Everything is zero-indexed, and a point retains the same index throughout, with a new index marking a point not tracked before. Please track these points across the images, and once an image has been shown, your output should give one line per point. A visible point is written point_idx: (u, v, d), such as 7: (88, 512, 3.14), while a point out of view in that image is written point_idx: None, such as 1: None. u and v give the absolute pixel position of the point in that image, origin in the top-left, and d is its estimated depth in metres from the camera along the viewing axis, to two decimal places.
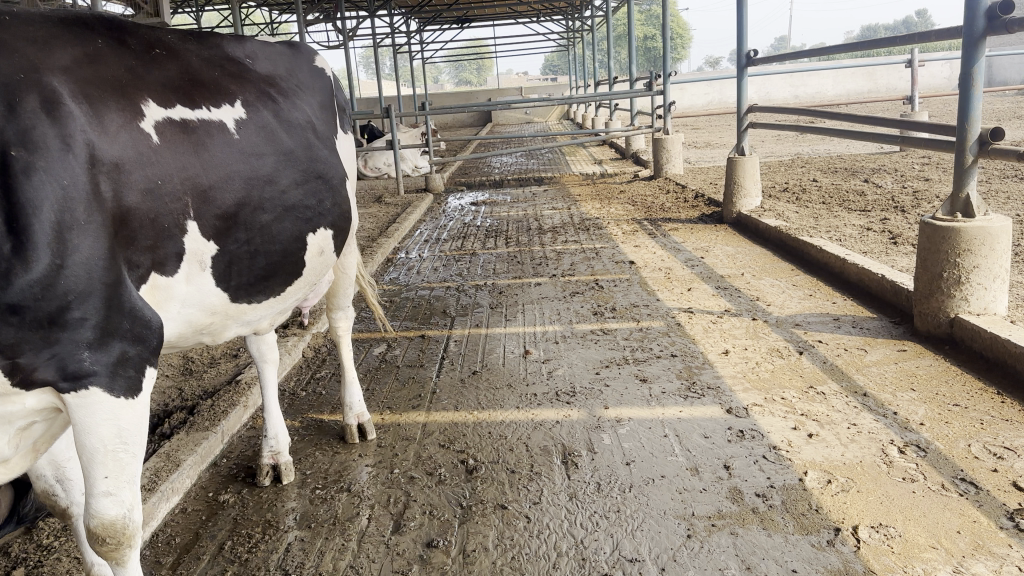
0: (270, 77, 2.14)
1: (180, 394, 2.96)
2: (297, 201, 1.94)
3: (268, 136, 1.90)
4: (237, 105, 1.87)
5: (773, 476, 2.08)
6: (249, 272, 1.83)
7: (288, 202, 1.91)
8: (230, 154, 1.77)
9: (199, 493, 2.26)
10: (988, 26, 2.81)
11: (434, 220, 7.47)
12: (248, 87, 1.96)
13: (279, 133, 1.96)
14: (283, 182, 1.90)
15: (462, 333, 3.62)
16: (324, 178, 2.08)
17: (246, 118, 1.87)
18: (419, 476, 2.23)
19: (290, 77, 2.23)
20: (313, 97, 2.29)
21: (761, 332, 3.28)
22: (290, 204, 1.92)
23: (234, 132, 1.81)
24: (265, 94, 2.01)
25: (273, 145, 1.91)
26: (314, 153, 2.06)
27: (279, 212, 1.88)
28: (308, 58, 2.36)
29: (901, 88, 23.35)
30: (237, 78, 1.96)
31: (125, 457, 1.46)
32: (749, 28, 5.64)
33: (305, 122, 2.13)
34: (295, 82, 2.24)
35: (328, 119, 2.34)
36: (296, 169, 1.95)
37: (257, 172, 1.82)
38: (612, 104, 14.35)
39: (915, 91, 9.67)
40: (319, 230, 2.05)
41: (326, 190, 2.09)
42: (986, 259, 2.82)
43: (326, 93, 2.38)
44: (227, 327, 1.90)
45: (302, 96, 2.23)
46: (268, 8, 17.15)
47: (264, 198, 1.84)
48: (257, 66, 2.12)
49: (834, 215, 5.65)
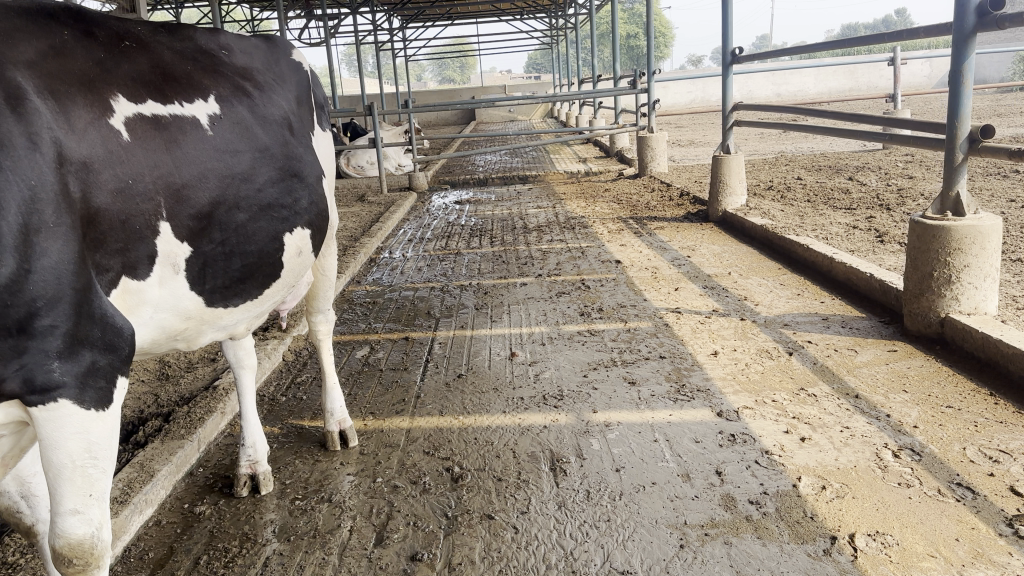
0: (246, 70, 2.06)
1: (154, 400, 2.88)
2: (274, 200, 1.87)
3: (243, 132, 1.83)
4: (211, 100, 1.79)
5: (767, 482, 2.03)
6: (225, 274, 1.75)
7: (265, 201, 1.84)
8: (203, 151, 1.69)
9: (174, 505, 2.18)
10: (978, 23, 2.77)
11: (418, 219, 7.39)
12: (222, 81, 1.88)
13: (254, 129, 1.88)
14: (260, 180, 1.83)
15: (447, 335, 3.56)
16: (301, 176, 2.00)
17: (221, 113, 1.79)
18: (403, 485, 2.16)
19: (267, 71, 2.14)
20: (291, 92, 2.21)
21: (750, 333, 3.24)
22: (266, 203, 1.84)
23: (207, 129, 1.73)
24: (240, 89, 1.93)
25: (248, 141, 1.83)
26: (291, 150, 1.98)
27: (255, 211, 1.80)
28: (285, 52, 2.28)
29: (882, 86, 23.50)
30: (211, 72, 1.88)
31: (95, 473, 1.38)
32: (734, 25, 5.60)
33: (282, 118, 2.05)
34: (272, 76, 2.16)
35: (306, 115, 2.26)
36: (272, 167, 1.88)
37: (231, 170, 1.74)
38: (596, 102, 14.31)
39: (897, 89, 9.70)
40: (297, 230, 1.97)
41: (303, 188, 2.02)
42: (976, 258, 2.79)
43: (304, 88, 2.31)
44: (202, 333, 1.82)
45: (279, 90, 2.15)
46: (249, 4, 16.98)
47: (240, 197, 1.76)
48: (232, 59, 2.04)
49: (820, 213, 5.63)
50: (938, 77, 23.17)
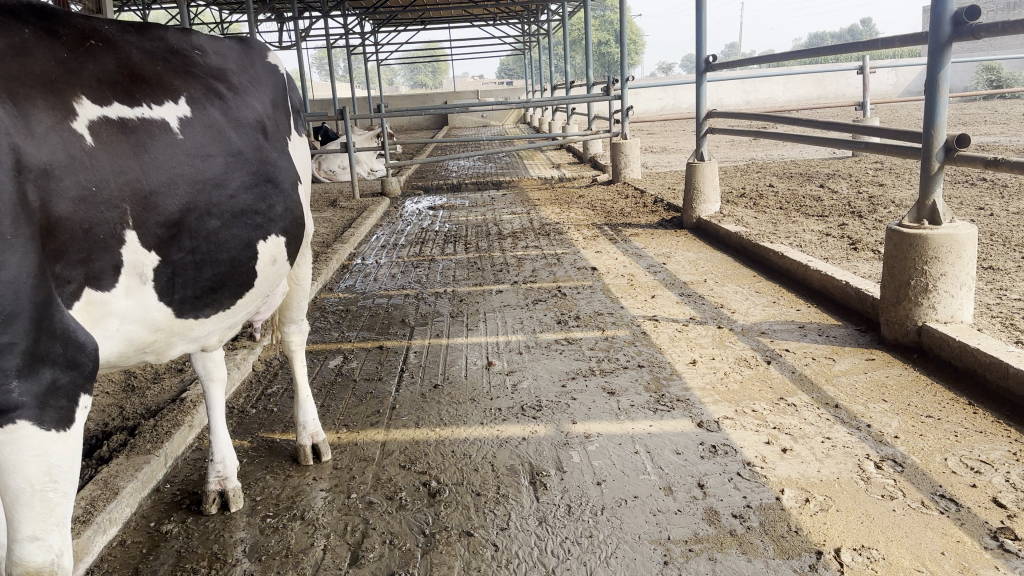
0: (220, 72, 1.98)
1: (119, 413, 2.79)
2: (247, 207, 1.80)
3: (214, 136, 1.76)
4: (182, 102, 1.72)
5: (750, 495, 2.00)
6: (195, 284, 1.68)
7: (237, 208, 1.76)
8: (173, 155, 1.62)
9: (139, 523, 2.10)
10: (954, 32, 2.78)
11: (391, 224, 7.32)
12: (193, 83, 1.81)
13: (227, 133, 1.81)
14: (233, 186, 1.76)
15: (422, 344, 3.50)
16: (275, 182, 1.93)
17: (192, 116, 1.73)
18: (378, 501, 2.10)
19: (241, 73, 2.07)
20: (266, 94, 2.14)
21: (728, 341, 3.22)
22: (239, 210, 1.77)
23: (177, 132, 1.66)
24: (213, 91, 1.86)
25: (220, 146, 1.76)
26: (264, 155, 1.92)
27: (227, 218, 1.73)
28: (260, 54, 2.21)
29: (850, 94, 23.85)
30: (181, 74, 1.81)
31: (55, 497, 1.31)
32: (708, 32, 5.61)
33: (257, 121, 1.98)
34: (247, 78, 2.09)
35: (281, 118, 2.19)
36: (246, 172, 1.81)
37: (203, 176, 1.68)
38: (568, 108, 14.32)
39: (866, 97, 9.82)
40: (272, 237, 1.90)
41: (278, 194, 1.95)
42: (952, 267, 2.80)
43: (280, 92, 2.24)
44: (171, 345, 1.75)
45: (254, 92, 2.08)
46: (218, 7, 16.78)
47: (211, 203, 1.69)
48: (205, 60, 1.97)
49: (793, 220, 5.66)
50: (903, 85, 23.59)
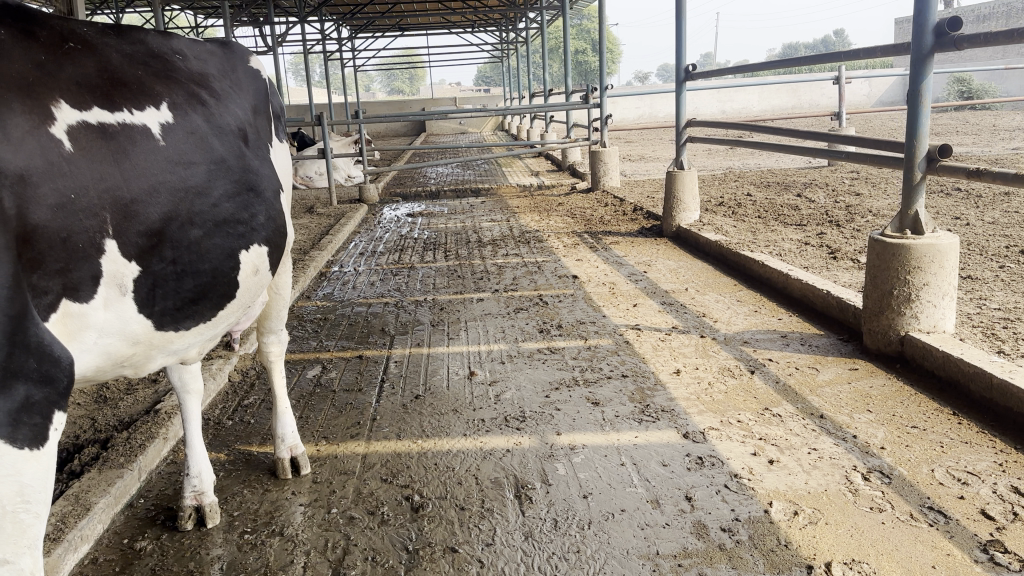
0: (201, 76, 1.93)
1: (91, 425, 2.71)
2: (229, 216, 1.74)
3: (197, 143, 1.70)
4: (164, 107, 1.67)
5: (738, 507, 1.98)
6: (177, 295, 1.63)
7: (220, 217, 1.71)
8: (154, 162, 1.56)
9: (113, 541, 2.03)
10: (936, 43, 2.80)
11: (369, 232, 7.25)
12: (175, 88, 1.75)
13: (210, 139, 1.76)
14: (215, 195, 1.70)
15: (402, 353, 3.45)
16: (257, 191, 1.88)
17: (174, 122, 1.67)
18: (360, 515, 2.05)
19: (222, 78, 2.02)
20: (247, 100, 2.09)
21: (711, 350, 3.21)
22: (221, 219, 1.72)
23: (159, 138, 1.60)
24: (194, 96, 1.81)
25: (203, 152, 1.71)
26: (246, 163, 1.86)
27: (209, 228, 1.68)
28: (241, 60, 2.16)
29: (824, 104, 24.14)
30: (162, 78, 1.75)
31: (28, 518, 1.25)
32: (687, 41, 5.63)
33: (238, 128, 1.93)
34: (228, 83, 2.03)
35: (262, 125, 2.14)
36: (229, 180, 1.76)
37: (185, 184, 1.62)
38: (546, 116, 14.33)
39: (841, 107, 9.91)
40: (254, 247, 1.85)
41: (261, 203, 1.90)
42: (935, 277, 2.81)
43: (261, 98, 2.18)
44: (150, 358, 1.69)
45: (235, 98, 2.03)
46: (193, 11, 16.61)
47: (194, 212, 1.64)
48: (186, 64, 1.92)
49: (772, 229, 5.68)
50: (876, 96, 23.93)
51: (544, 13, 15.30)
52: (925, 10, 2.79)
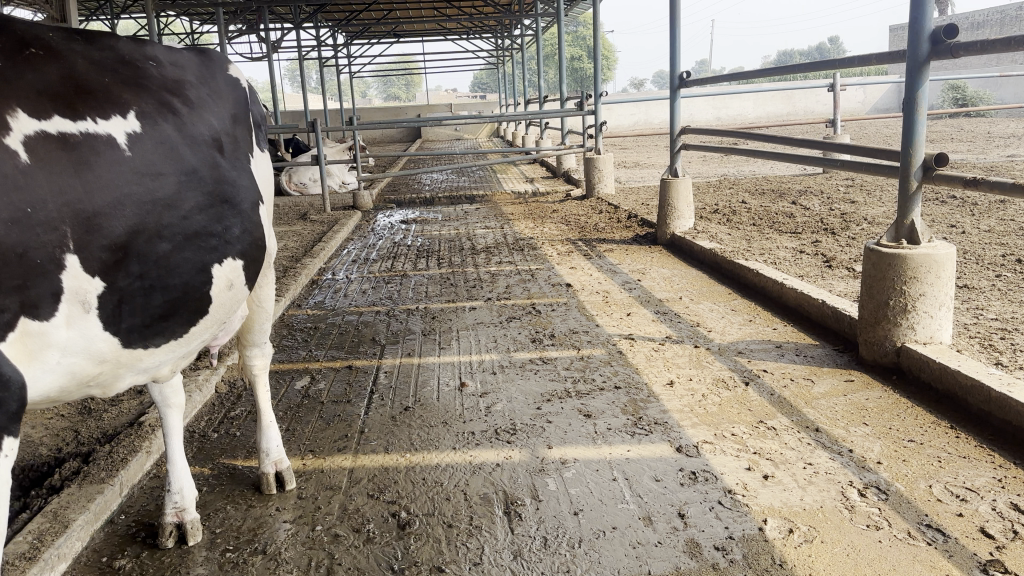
0: (179, 83, 1.88)
1: (74, 438, 2.65)
2: (202, 228, 1.69)
3: (167, 153, 1.65)
4: (131, 117, 1.62)
5: (732, 525, 1.93)
6: (145, 311, 1.59)
7: (191, 230, 1.66)
8: (118, 174, 1.52)
9: (91, 559, 1.97)
10: (931, 51, 2.77)
11: (362, 239, 7.20)
12: (145, 96, 1.71)
13: (181, 149, 1.71)
14: (186, 207, 1.66)
15: (393, 363, 3.40)
16: (234, 202, 1.83)
17: (142, 131, 1.62)
18: (345, 533, 2.00)
19: (203, 84, 1.97)
20: (230, 107, 2.04)
21: (705, 361, 3.16)
22: (193, 232, 1.67)
23: (125, 148, 1.56)
24: (165, 105, 1.75)
25: (172, 163, 1.66)
26: (223, 173, 1.81)
27: (178, 241, 1.63)
28: (223, 66, 2.12)
29: (819, 111, 24.19)
30: (133, 86, 1.71)
31: None
32: (681, 49, 5.61)
33: (217, 135, 1.88)
34: (210, 89, 1.99)
35: (246, 133, 2.09)
36: (200, 192, 1.70)
37: (151, 196, 1.57)
38: (542, 122, 14.32)
39: (836, 114, 9.91)
40: (228, 260, 1.78)
41: (237, 214, 1.84)
42: (932, 287, 2.77)
43: (245, 104, 2.14)
44: (118, 378, 1.65)
45: (216, 105, 1.98)
46: (188, 17, 16.59)
47: (162, 225, 1.59)
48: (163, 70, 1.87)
49: (767, 237, 5.65)
50: (871, 102, 24.01)
51: (539, 19, 15.31)
52: (921, 18, 2.77)
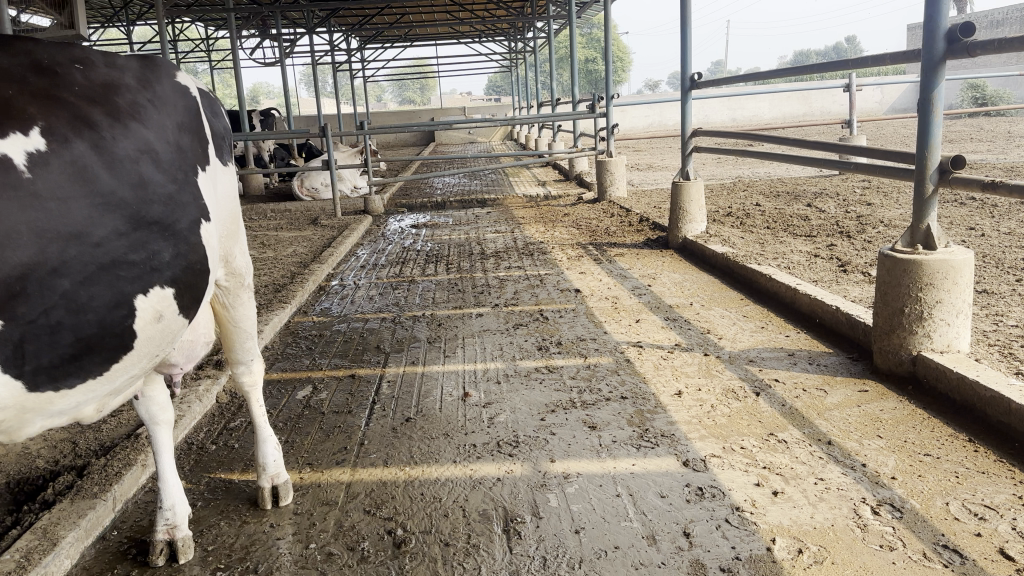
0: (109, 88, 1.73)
1: (71, 449, 2.62)
2: (119, 258, 1.58)
3: (79, 174, 1.52)
4: (36, 133, 1.48)
5: (738, 545, 1.86)
6: (52, 351, 1.49)
7: (105, 259, 1.54)
8: (14, 200, 1.39)
9: None
10: (948, 50, 2.68)
11: (372, 243, 7.17)
12: (59, 107, 1.55)
13: (100, 168, 1.57)
14: (101, 234, 1.53)
15: (396, 372, 3.35)
16: (159, 226, 1.70)
17: (49, 149, 1.48)
18: (339, 551, 1.94)
19: (140, 90, 1.83)
20: (171, 116, 1.90)
21: (715, 370, 3.09)
22: (107, 262, 1.55)
23: (24, 170, 1.42)
24: (83, 117, 1.60)
25: (86, 187, 1.53)
26: (148, 195, 1.68)
27: (90, 273, 1.51)
28: (168, 73, 1.99)
29: (836, 112, 23.98)
30: (46, 95, 1.56)
31: None
32: (692, 50, 5.52)
33: (149, 150, 1.74)
34: (147, 95, 1.84)
35: (191, 143, 1.96)
36: (118, 218, 1.58)
37: (57, 224, 1.44)
38: (555, 125, 14.26)
39: (852, 115, 9.78)
40: (155, 290, 1.69)
41: (164, 241, 1.73)
42: (949, 293, 2.69)
43: (191, 114, 2.01)
44: (25, 423, 1.56)
45: (154, 113, 1.84)
46: (203, 22, 16.67)
47: (69, 257, 1.47)
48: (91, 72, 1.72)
49: (780, 240, 5.55)
50: (888, 102, 23.78)
51: (552, 22, 15.26)
52: (936, 16, 2.68)
